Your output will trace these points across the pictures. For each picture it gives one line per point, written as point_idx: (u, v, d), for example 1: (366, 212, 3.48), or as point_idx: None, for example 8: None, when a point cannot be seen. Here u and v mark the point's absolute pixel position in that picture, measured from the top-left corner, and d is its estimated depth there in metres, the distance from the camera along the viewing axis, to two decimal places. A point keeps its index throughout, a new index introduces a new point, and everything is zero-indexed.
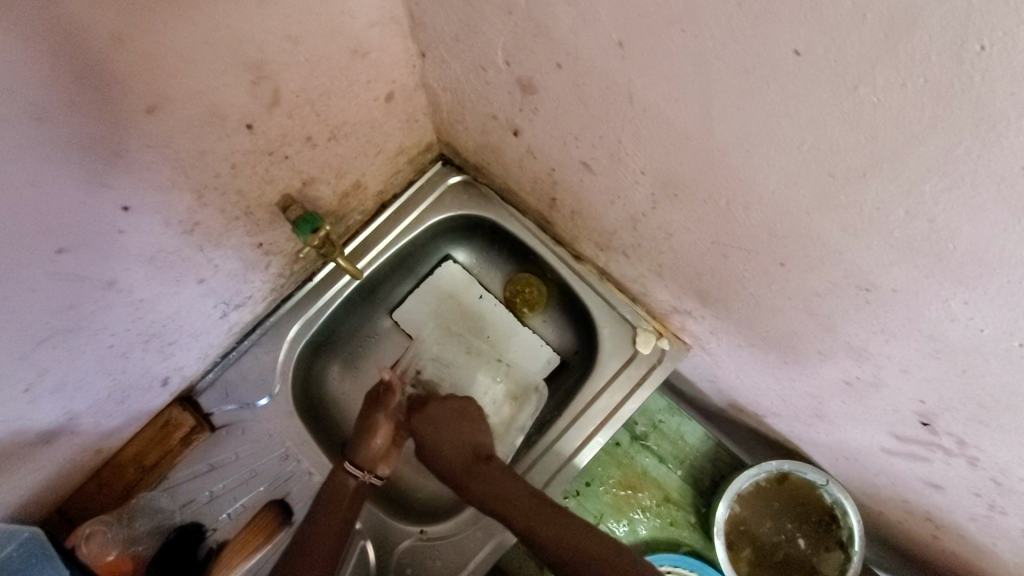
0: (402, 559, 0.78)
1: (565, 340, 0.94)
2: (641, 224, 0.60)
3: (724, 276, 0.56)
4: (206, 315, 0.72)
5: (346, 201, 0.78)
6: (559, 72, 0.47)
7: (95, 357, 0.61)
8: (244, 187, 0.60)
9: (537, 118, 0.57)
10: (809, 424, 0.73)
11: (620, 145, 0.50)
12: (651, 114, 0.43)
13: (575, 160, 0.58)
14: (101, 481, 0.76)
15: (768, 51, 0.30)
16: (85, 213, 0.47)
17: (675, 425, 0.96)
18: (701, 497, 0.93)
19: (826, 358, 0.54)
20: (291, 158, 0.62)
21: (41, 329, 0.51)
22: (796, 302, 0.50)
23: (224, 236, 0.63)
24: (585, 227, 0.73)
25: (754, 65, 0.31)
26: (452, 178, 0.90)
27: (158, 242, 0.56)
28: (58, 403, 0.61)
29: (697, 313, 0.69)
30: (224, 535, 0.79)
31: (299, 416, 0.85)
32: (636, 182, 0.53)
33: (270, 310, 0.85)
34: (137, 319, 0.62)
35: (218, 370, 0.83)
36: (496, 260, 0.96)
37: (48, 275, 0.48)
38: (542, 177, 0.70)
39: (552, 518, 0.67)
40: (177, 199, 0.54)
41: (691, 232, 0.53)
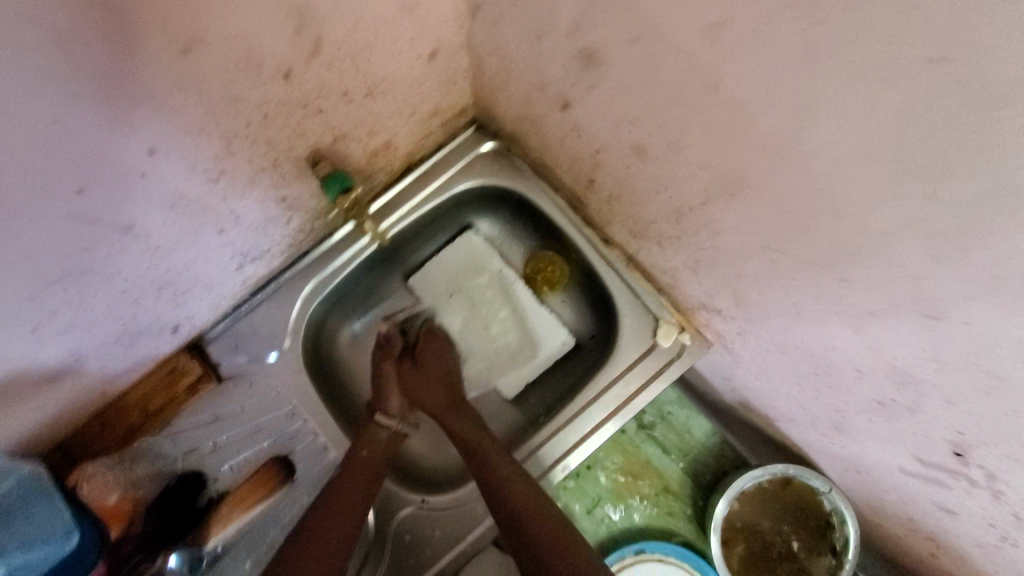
0: (402, 526, 0.78)
1: (583, 323, 0.92)
2: (686, 219, 0.57)
3: (768, 284, 0.53)
4: (222, 266, 0.70)
5: (375, 161, 0.74)
6: (631, 48, 0.44)
7: (106, 301, 0.58)
8: (274, 138, 0.56)
9: (593, 95, 0.54)
10: (825, 435, 0.72)
11: (683, 135, 0.47)
12: (730, 106, 0.39)
13: (626, 144, 0.55)
14: (104, 421, 0.76)
15: (895, 53, 0.28)
16: (108, 153, 0.44)
17: (682, 417, 0.96)
18: (699, 491, 0.93)
19: (863, 375, 0.52)
20: (325, 112, 0.58)
21: (54, 270, 0.49)
22: (844, 319, 0.47)
23: (248, 187, 0.60)
24: (621, 212, 0.70)
25: (873, 66, 0.29)
26: (484, 146, 0.86)
27: (180, 189, 0.53)
28: (65, 343, 0.59)
29: (727, 313, 0.67)
30: (224, 486, 0.79)
31: (308, 374, 0.83)
32: (692, 175, 0.50)
33: (286, 265, 0.83)
34: (152, 266, 0.59)
35: (228, 322, 0.82)
36: (520, 234, 0.94)
37: (65, 216, 0.45)
38: (583, 157, 0.66)
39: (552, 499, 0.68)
40: (204, 146, 0.51)
41: (742, 234, 0.50)
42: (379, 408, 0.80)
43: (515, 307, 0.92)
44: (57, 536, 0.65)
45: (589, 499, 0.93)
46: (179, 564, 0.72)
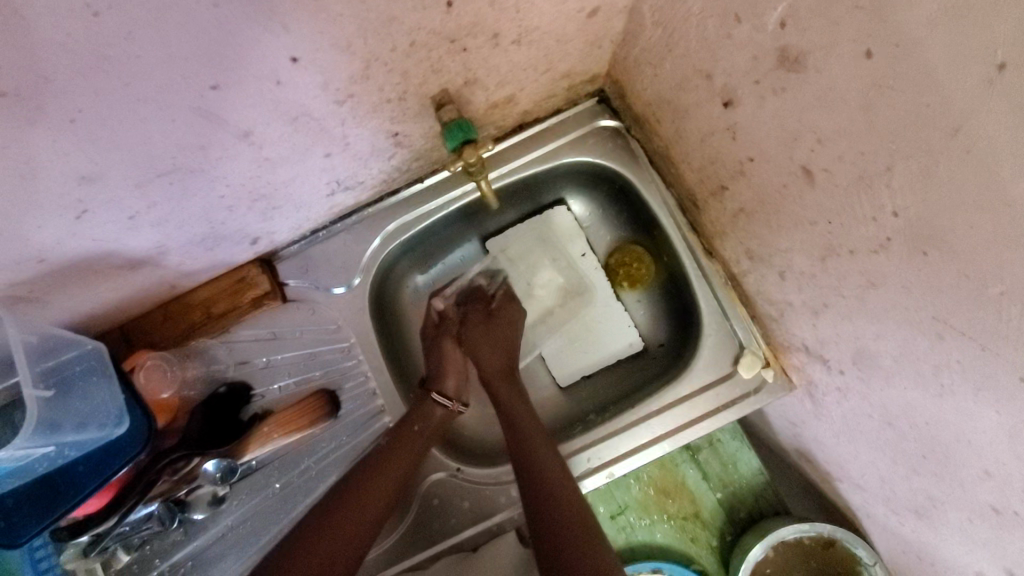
0: (432, 489, 0.76)
1: (656, 329, 0.87)
2: (836, 260, 0.51)
3: (915, 354, 0.47)
4: (317, 190, 0.66)
5: (493, 113, 0.69)
6: (862, 61, 0.37)
7: (204, 203, 0.56)
8: (411, 70, 0.52)
9: (774, 100, 0.47)
10: (897, 514, 0.67)
11: (885, 173, 0.40)
12: (973, 156, 0.33)
13: (796, 164, 0.49)
14: (167, 314, 0.75)
15: None
16: (250, 53, 0.40)
17: (731, 449, 0.91)
18: (731, 525, 0.90)
19: (988, 479, 0.46)
20: (469, 52, 0.53)
21: (166, 162, 0.47)
22: (1000, 419, 0.41)
23: (369, 116, 0.56)
24: (744, 229, 0.64)
25: None
26: (603, 121, 0.79)
27: (307, 105, 0.49)
28: (155, 235, 0.57)
29: (834, 365, 0.62)
30: (269, 404, 0.79)
31: (370, 315, 0.81)
32: (872, 217, 0.44)
33: (374, 199, 0.80)
34: (255, 177, 0.56)
35: (304, 244, 0.80)
36: (612, 222, 0.88)
37: (191, 109, 0.42)
38: (725, 161, 0.60)
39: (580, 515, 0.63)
40: (343, 64, 0.46)
41: (909, 296, 0.44)
42: (435, 386, 0.75)
43: (590, 297, 0.87)
44: (107, 422, 0.64)
45: (616, 505, 0.91)
46: (214, 469, 0.72)
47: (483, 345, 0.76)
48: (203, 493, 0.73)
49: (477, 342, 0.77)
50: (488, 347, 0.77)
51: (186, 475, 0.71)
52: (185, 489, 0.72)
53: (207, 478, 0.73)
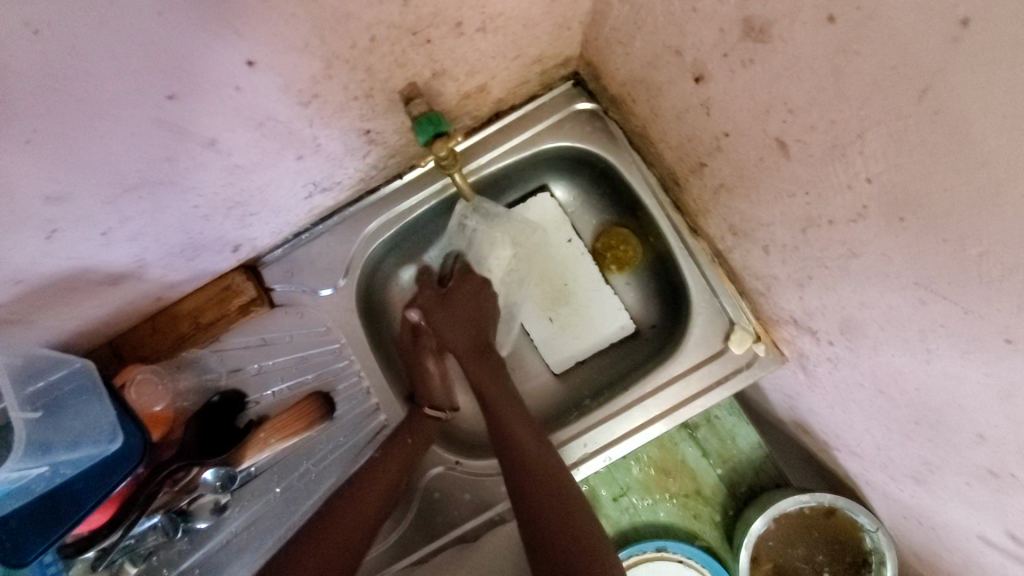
0: (431, 485, 0.77)
1: (646, 310, 0.87)
2: (816, 231, 0.50)
3: (901, 321, 0.47)
4: (293, 193, 0.66)
5: (466, 103, 0.68)
6: (825, 27, 0.37)
7: (178, 215, 0.56)
8: (375, 66, 0.51)
9: (743, 73, 0.47)
10: (894, 480, 0.67)
11: (857, 140, 0.40)
12: (943, 118, 0.33)
13: (770, 136, 0.48)
14: (155, 326, 0.74)
15: None
16: (205, 60, 0.40)
17: (729, 424, 0.92)
18: (733, 500, 0.90)
19: (982, 442, 0.46)
20: (432, 43, 0.52)
21: (132, 177, 0.46)
22: (990, 382, 0.41)
23: (337, 115, 0.55)
24: (726, 205, 0.63)
25: None
26: (580, 104, 0.79)
27: (271, 108, 0.49)
28: (132, 251, 0.57)
29: (823, 336, 0.61)
30: (264, 410, 0.79)
31: (358, 314, 0.81)
32: (847, 186, 0.43)
33: (354, 198, 0.79)
34: (227, 185, 0.56)
35: (287, 248, 0.80)
36: (596, 205, 0.88)
37: (152, 121, 0.42)
38: (701, 138, 0.59)
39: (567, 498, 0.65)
40: (303, 65, 0.46)
41: (890, 263, 0.44)
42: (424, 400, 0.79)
43: (578, 282, 0.87)
44: (101, 438, 0.64)
45: (617, 487, 0.92)
46: (214, 478, 0.73)
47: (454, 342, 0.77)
48: (205, 502, 0.74)
49: (449, 337, 0.77)
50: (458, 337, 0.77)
51: (186, 484, 0.72)
52: (186, 498, 0.72)
53: (207, 487, 0.73)
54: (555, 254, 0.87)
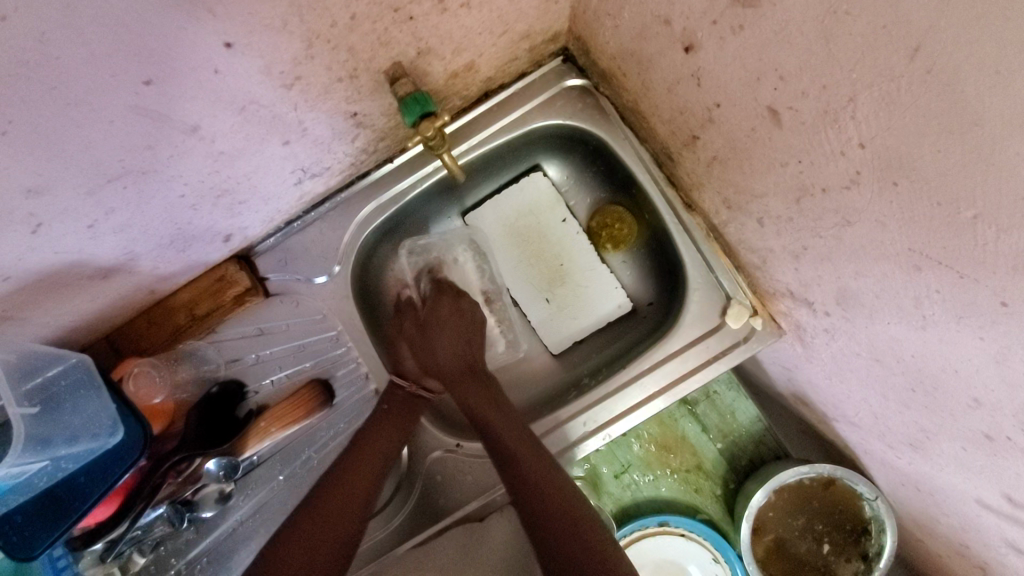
0: (433, 467, 0.78)
1: (642, 288, 0.87)
2: (811, 201, 0.50)
3: (896, 290, 0.47)
4: (282, 180, 0.65)
5: (453, 83, 0.67)
6: None
7: (164, 204, 0.55)
8: (358, 45, 0.50)
9: (733, 40, 0.46)
10: (892, 448, 0.67)
11: (848, 105, 0.39)
12: (934, 77, 0.32)
13: (762, 105, 0.47)
14: (151, 319, 0.74)
15: None
16: (181, 44, 0.39)
17: (728, 399, 0.92)
18: (733, 474, 0.91)
19: (979, 407, 0.46)
20: (416, 20, 0.51)
21: (114, 167, 0.45)
22: (985, 346, 0.41)
23: (322, 97, 0.54)
24: (719, 178, 0.63)
25: None
26: (570, 81, 0.77)
27: (252, 92, 0.48)
28: (121, 243, 0.56)
29: (819, 307, 0.61)
30: (264, 399, 0.79)
31: (354, 300, 0.81)
32: (841, 153, 0.42)
33: (344, 184, 0.78)
34: (212, 172, 0.55)
35: (279, 236, 0.79)
36: (591, 184, 0.87)
37: (131, 108, 0.41)
38: (693, 110, 0.58)
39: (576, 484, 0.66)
40: (283, 45, 0.45)
41: (885, 230, 0.43)
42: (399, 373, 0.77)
43: (574, 261, 0.86)
44: (101, 432, 0.64)
45: (618, 464, 0.92)
46: (216, 468, 0.73)
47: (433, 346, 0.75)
48: (209, 491, 0.74)
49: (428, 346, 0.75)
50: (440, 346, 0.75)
51: (190, 475, 0.72)
52: (190, 489, 0.73)
53: (210, 477, 0.73)
54: (550, 234, 0.86)
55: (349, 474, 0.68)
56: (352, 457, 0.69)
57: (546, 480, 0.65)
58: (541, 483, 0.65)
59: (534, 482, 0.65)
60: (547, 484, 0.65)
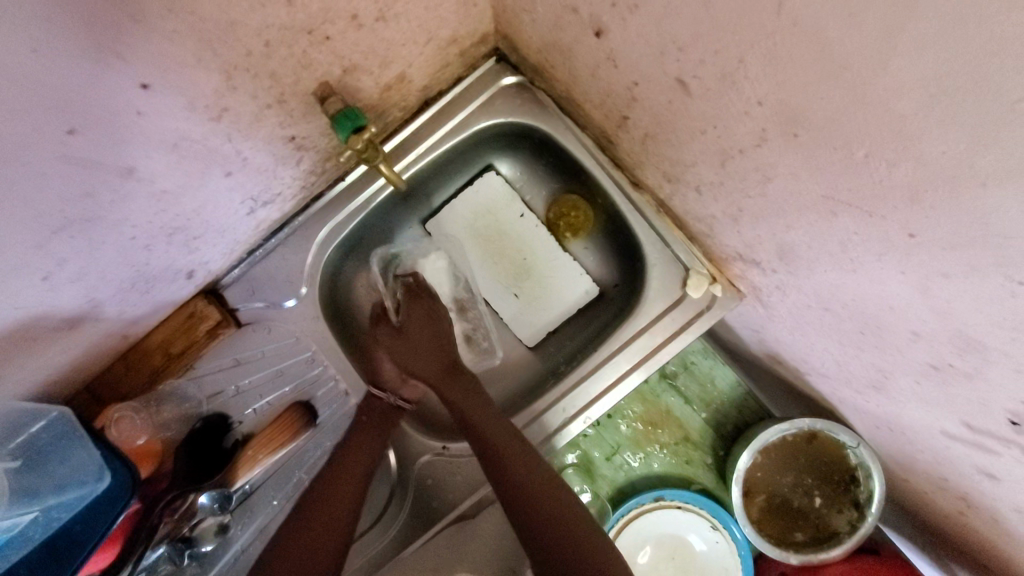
0: (423, 471, 0.79)
1: (606, 271, 0.89)
2: (734, 162, 0.51)
3: (823, 237, 0.48)
4: (233, 211, 0.67)
5: (388, 96, 0.69)
6: None
7: (117, 249, 0.56)
8: (278, 70, 0.51)
9: (633, 19, 0.47)
10: (860, 393, 0.69)
11: (739, 66, 0.41)
12: (800, 29, 0.34)
13: (671, 77, 0.49)
14: (128, 364, 0.75)
15: None
16: (98, 90, 0.41)
17: (706, 367, 0.94)
18: (721, 441, 0.92)
19: (919, 339, 0.48)
20: (332, 39, 0.53)
21: (56, 218, 0.47)
22: (907, 279, 0.42)
23: (254, 125, 0.56)
24: (654, 153, 0.64)
25: None
26: (507, 79, 0.79)
27: (181, 129, 0.49)
28: (81, 291, 0.58)
29: (767, 265, 0.63)
30: (250, 428, 0.80)
31: (325, 319, 0.82)
32: (746, 112, 0.44)
33: (300, 208, 0.80)
34: (160, 211, 0.56)
35: (244, 266, 0.80)
36: (543, 176, 0.88)
37: (61, 159, 0.43)
38: (617, 91, 0.60)
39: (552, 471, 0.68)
40: (202, 79, 0.46)
41: (799, 180, 0.45)
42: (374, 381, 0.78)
43: (536, 254, 0.88)
44: (88, 478, 0.66)
45: (608, 446, 0.94)
46: (210, 501, 0.75)
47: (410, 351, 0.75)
48: (207, 525, 0.76)
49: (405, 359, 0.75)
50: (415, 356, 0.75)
51: (185, 512, 0.74)
52: (187, 526, 0.74)
53: (206, 511, 0.75)
54: (510, 230, 0.88)
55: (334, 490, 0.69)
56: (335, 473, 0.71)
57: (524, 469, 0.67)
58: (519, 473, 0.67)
59: (513, 474, 0.67)
60: (529, 476, 0.66)
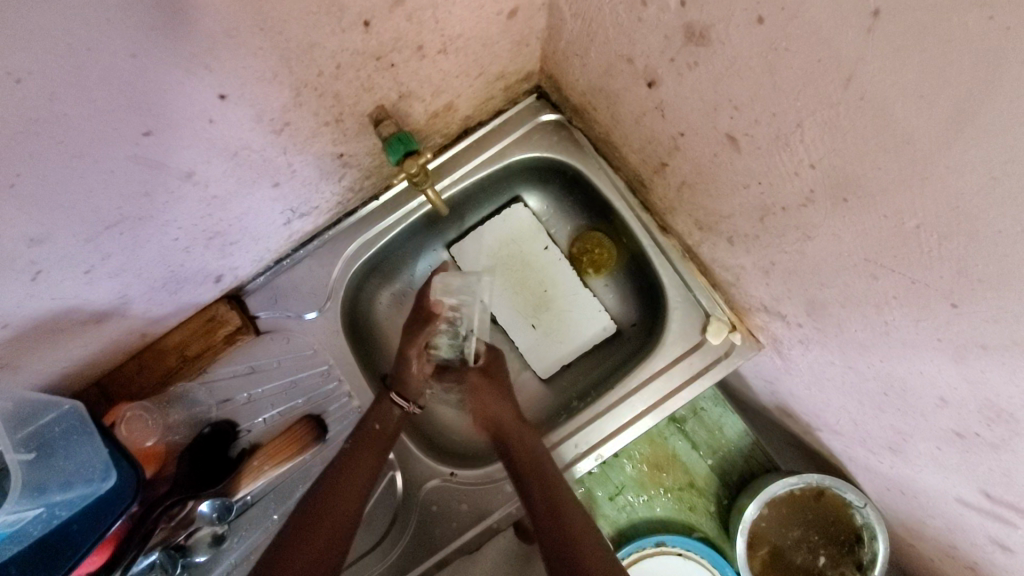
0: (429, 497, 0.78)
1: (624, 309, 0.90)
2: (773, 219, 0.53)
3: (858, 297, 0.49)
4: (272, 220, 0.68)
5: (435, 122, 0.71)
6: (755, 27, 0.40)
7: (158, 248, 0.57)
8: (343, 91, 0.53)
9: (691, 75, 0.50)
10: (874, 453, 0.69)
11: (796, 130, 0.43)
12: (866, 102, 0.35)
13: (721, 132, 0.51)
14: (142, 362, 0.73)
15: None
16: (176, 96, 0.42)
17: (715, 415, 0.94)
18: (726, 490, 0.92)
19: (946, 405, 0.48)
20: (397, 67, 0.55)
21: (112, 214, 0.47)
22: (942, 346, 0.43)
23: (310, 140, 0.57)
24: (690, 201, 0.66)
25: None
26: (545, 116, 0.82)
27: (244, 138, 0.51)
28: (116, 286, 0.57)
29: (793, 319, 0.64)
30: (257, 438, 0.79)
31: (344, 334, 0.82)
32: (795, 172, 0.46)
33: (332, 222, 0.81)
34: (206, 216, 0.57)
35: (269, 275, 0.81)
36: (570, 212, 0.90)
37: (130, 158, 0.44)
38: (660, 139, 0.62)
39: (567, 502, 0.68)
40: (274, 93, 0.48)
41: (841, 242, 0.46)
42: (396, 386, 0.77)
43: (557, 287, 0.88)
44: (95, 476, 0.64)
45: (613, 486, 0.93)
46: (209, 510, 0.73)
47: (492, 395, 0.80)
48: (202, 535, 0.74)
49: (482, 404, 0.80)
50: (494, 400, 0.79)
51: (182, 519, 0.72)
52: (183, 534, 0.72)
53: (203, 520, 0.73)
54: (533, 261, 0.89)
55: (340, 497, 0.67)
56: (345, 479, 0.69)
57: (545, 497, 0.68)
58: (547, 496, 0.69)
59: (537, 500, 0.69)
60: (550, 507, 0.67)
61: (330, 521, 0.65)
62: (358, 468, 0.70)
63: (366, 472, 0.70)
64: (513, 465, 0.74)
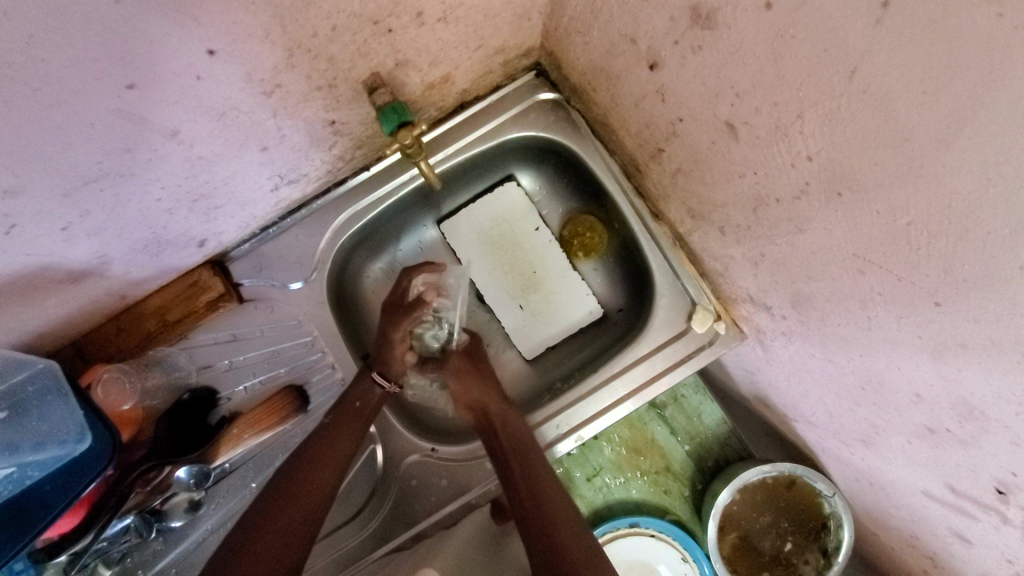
0: (409, 472, 0.78)
1: (612, 294, 0.90)
2: (766, 210, 0.53)
3: (845, 292, 0.50)
4: (259, 185, 0.66)
5: (430, 94, 0.69)
6: (763, 13, 0.40)
7: (140, 208, 0.55)
8: (337, 55, 0.52)
9: (695, 59, 0.49)
10: (846, 445, 0.70)
11: (796, 120, 0.43)
12: (869, 96, 0.35)
13: (720, 119, 0.51)
14: (119, 325, 0.72)
15: None
16: (160, 49, 0.40)
17: (695, 402, 0.95)
18: (700, 475, 0.94)
19: (920, 401, 0.49)
20: (394, 32, 0.53)
21: (91, 169, 0.46)
22: (922, 343, 0.44)
23: (301, 103, 0.56)
24: (684, 188, 0.66)
25: None
26: (543, 94, 0.80)
27: (232, 98, 0.49)
28: (94, 245, 0.56)
29: (778, 310, 0.65)
30: (237, 406, 0.78)
31: (329, 306, 0.81)
32: (792, 165, 0.46)
33: (321, 191, 0.79)
34: (190, 177, 0.55)
35: (254, 242, 0.79)
36: (563, 194, 0.90)
37: (112, 112, 0.42)
38: (658, 123, 0.62)
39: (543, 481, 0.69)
40: (266, 53, 0.46)
41: (832, 236, 0.47)
42: (379, 366, 0.76)
43: (546, 268, 0.88)
44: (68, 439, 0.62)
45: (591, 467, 0.94)
46: (186, 476, 0.73)
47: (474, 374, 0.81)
48: (178, 500, 0.73)
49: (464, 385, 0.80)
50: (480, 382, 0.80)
51: (158, 484, 0.71)
52: (159, 499, 0.71)
53: (179, 485, 0.73)
54: (524, 241, 0.88)
55: (317, 471, 0.68)
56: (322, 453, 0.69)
57: (523, 477, 0.69)
58: (524, 477, 0.69)
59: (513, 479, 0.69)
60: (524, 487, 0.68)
61: (306, 494, 0.66)
62: (338, 446, 0.70)
63: (346, 447, 0.70)
64: (493, 446, 0.74)
